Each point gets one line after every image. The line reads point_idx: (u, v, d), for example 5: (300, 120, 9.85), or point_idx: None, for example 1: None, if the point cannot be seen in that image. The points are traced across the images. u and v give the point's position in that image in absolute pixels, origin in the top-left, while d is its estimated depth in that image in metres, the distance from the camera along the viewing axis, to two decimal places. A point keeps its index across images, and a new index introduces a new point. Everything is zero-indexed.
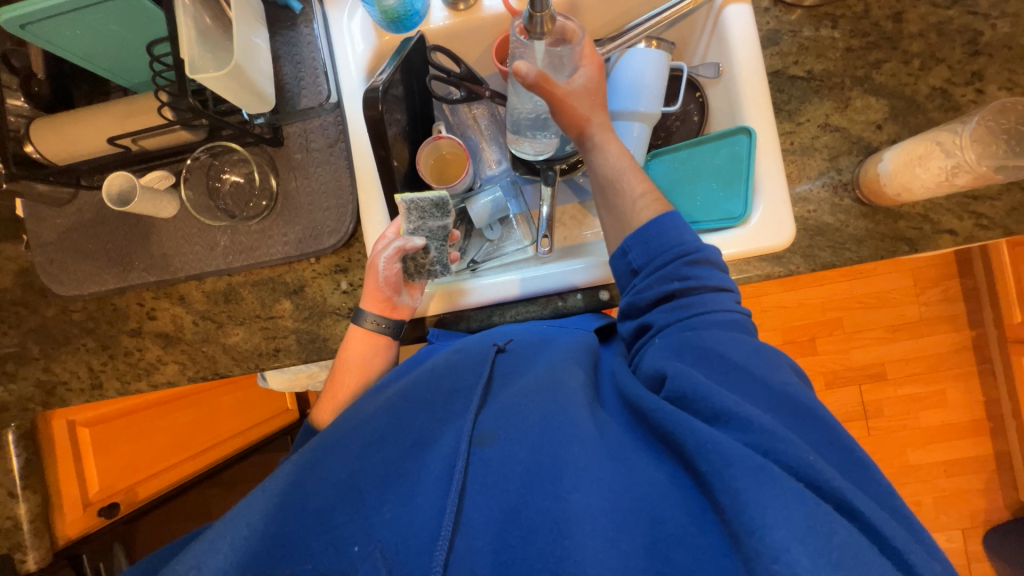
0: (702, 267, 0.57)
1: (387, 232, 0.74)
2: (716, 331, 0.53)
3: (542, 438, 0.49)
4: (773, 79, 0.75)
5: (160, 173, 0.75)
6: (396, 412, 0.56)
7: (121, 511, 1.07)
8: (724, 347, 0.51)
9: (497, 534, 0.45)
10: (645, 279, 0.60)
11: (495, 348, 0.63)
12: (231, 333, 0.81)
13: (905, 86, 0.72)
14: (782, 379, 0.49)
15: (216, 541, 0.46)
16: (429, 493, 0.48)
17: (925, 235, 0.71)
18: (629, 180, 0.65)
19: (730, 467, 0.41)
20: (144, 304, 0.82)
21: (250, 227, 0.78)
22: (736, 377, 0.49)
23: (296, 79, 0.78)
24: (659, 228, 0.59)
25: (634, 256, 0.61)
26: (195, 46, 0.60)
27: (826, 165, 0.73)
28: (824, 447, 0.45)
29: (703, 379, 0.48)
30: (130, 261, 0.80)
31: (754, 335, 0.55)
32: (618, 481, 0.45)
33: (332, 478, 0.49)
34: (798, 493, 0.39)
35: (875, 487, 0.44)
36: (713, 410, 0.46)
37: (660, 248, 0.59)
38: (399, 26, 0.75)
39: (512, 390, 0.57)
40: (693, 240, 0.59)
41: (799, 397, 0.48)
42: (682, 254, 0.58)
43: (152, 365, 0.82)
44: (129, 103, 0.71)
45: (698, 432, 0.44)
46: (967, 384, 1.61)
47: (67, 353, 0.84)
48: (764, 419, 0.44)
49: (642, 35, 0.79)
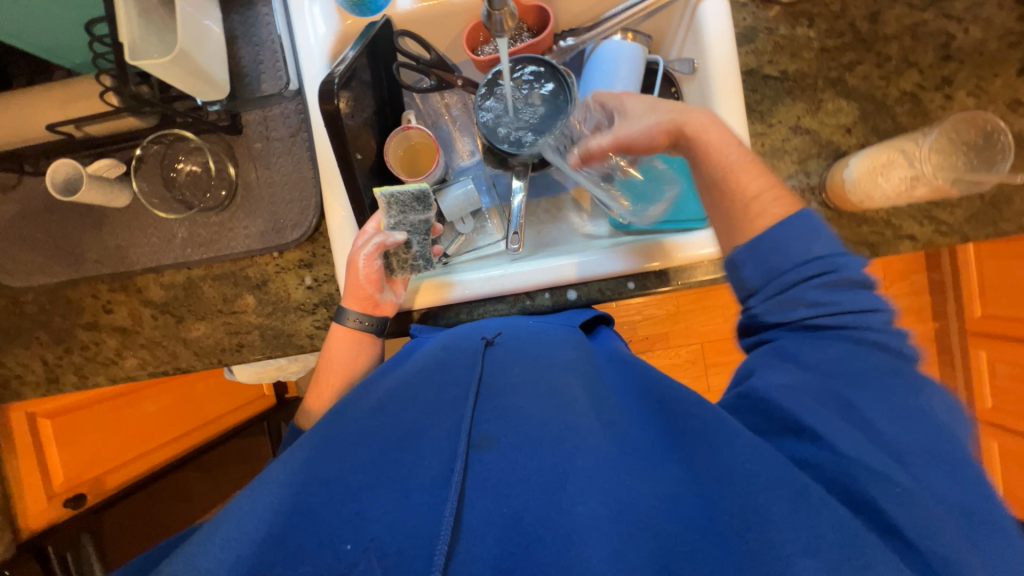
0: (841, 288, 0.48)
1: (366, 228, 0.71)
2: (850, 349, 0.47)
3: (548, 445, 0.49)
4: (747, 78, 0.74)
5: (109, 162, 0.70)
6: (386, 414, 0.54)
7: (91, 500, 1.06)
8: (853, 363, 0.46)
9: (499, 541, 0.43)
10: (764, 301, 0.52)
11: (483, 341, 0.63)
12: (193, 327, 0.79)
13: (876, 90, 0.72)
14: (898, 388, 0.44)
15: (193, 547, 0.44)
16: (424, 495, 0.46)
17: (887, 240, 0.72)
18: (736, 179, 0.57)
19: (762, 487, 0.42)
20: (99, 297, 0.79)
21: (209, 219, 0.75)
22: (858, 396, 0.44)
23: (253, 63, 0.74)
24: (781, 237, 0.50)
25: (747, 275, 0.53)
26: (136, 27, 0.56)
27: (795, 168, 0.73)
28: (943, 498, 0.40)
29: (792, 395, 0.46)
30: (81, 252, 0.77)
31: (903, 354, 0.47)
32: (622, 489, 0.45)
33: (324, 476, 0.48)
34: (795, 498, 0.41)
35: (974, 505, 0.40)
36: (796, 424, 0.45)
37: (782, 266, 0.50)
38: (363, 9, 0.71)
39: (510, 381, 0.57)
40: (826, 256, 0.49)
41: (925, 417, 0.43)
42: (810, 271, 0.49)
43: (111, 359, 0.80)
44: (70, 87, 0.66)
45: (724, 442, 0.45)
46: None
47: (20, 346, 0.81)
48: (855, 439, 0.43)
49: (618, 26, 0.78)
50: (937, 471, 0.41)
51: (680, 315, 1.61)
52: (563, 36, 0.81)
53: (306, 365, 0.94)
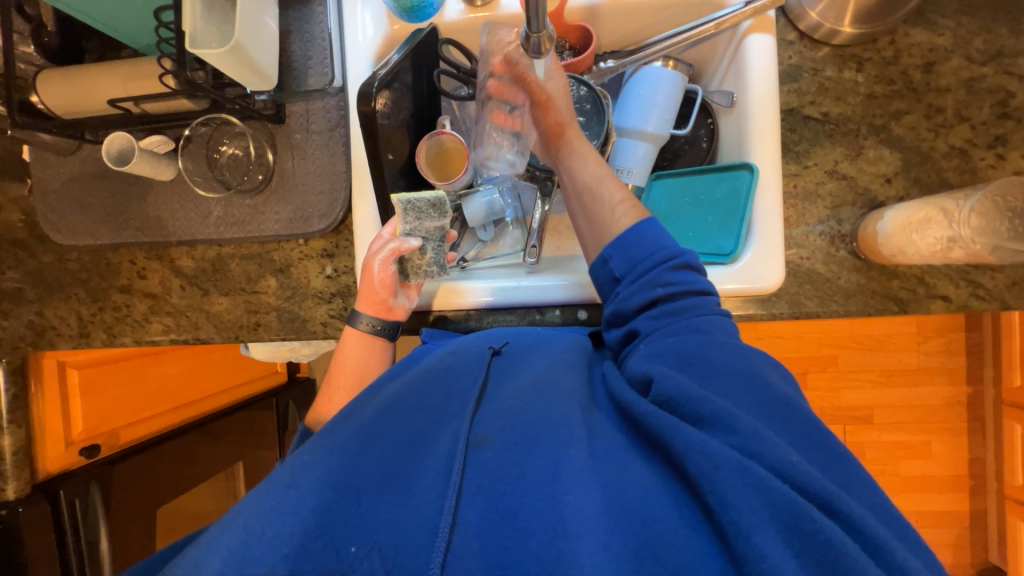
0: (682, 272, 0.58)
1: (382, 233, 0.73)
2: (698, 335, 0.54)
3: (536, 438, 0.49)
4: (786, 116, 0.72)
5: (160, 138, 0.76)
6: (394, 418, 0.54)
7: (104, 453, 1.09)
8: (708, 354, 0.52)
9: (493, 538, 0.43)
10: (629, 286, 0.60)
11: (490, 351, 0.63)
12: (216, 302, 0.83)
13: (923, 141, 0.69)
14: (749, 365, 0.51)
15: (213, 544, 0.43)
16: (427, 494, 0.47)
17: (917, 297, 0.69)
18: (607, 187, 0.67)
19: (718, 471, 0.41)
20: (135, 263, 0.84)
21: (244, 202, 0.79)
22: (715, 381, 0.49)
23: (303, 57, 0.77)
24: (637, 236, 0.61)
25: (615, 264, 0.62)
26: (198, 19, 0.60)
27: (827, 213, 0.71)
28: (826, 462, 0.45)
29: (687, 383, 0.48)
30: (125, 219, 0.82)
31: (735, 337, 0.55)
32: (606, 481, 0.45)
33: (326, 477, 0.47)
34: (762, 493, 0.40)
35: (841, 462, 0.45)
36: (700, 413, 0.46)
37: (641, 255, 0.60)
38: (412, 15, 0.73)
39: (507, 386, 0.57)
40: (674, 246, 0.60)
41: (777, 394, 0.48)
42: (664, 261, 0.59)
43: (138, 322, 0.85)
44: (134, 66, 0.71)
45: (686, 436, 0.44)
46: (955, 439, 1.58)
47: (60, 299, 0.86)
48: (750, 420, 0.45)
49: (660, 53, 0.77)
50: (805, 442, 0.46)
51: None
52: (604, 57, 0.81)
53: (317, 350, 0.96)
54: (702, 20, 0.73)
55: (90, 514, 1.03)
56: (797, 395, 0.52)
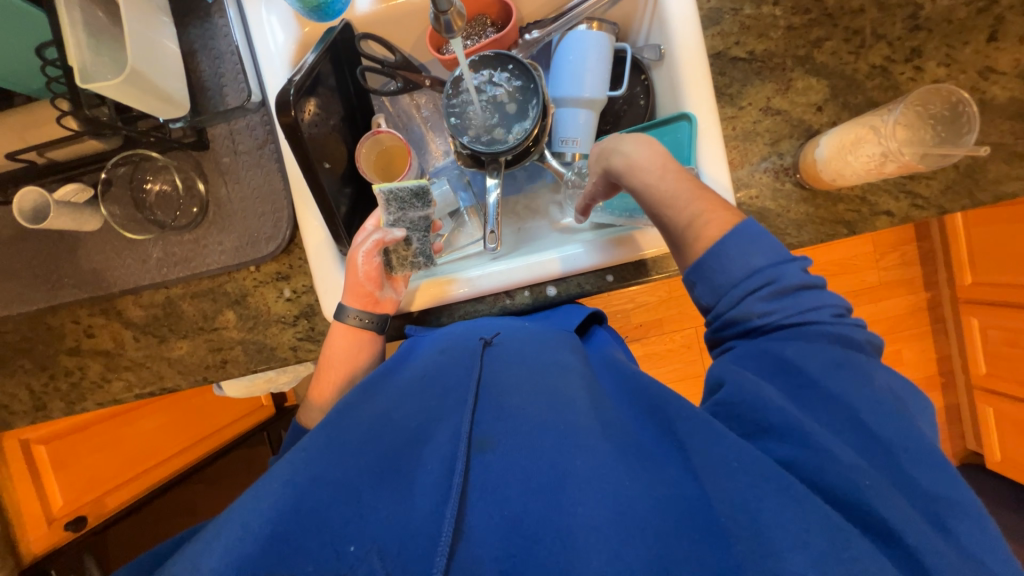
0: (782, 295, 0.49)
1: (367, 225, 0.73)
2: (797, 347, 0.48)
3: (547, 443, 0.48)
4: (714, 61, 0.73)
5: (76, 187, 0.70)
6: (392, 427, 0.53)
7: (92, 522, 1.07)
8: (801, 359, 0.47)
9: (499, 542, 0.43)
10: (719, 320, 0.53)
11: (481, 342, 0.62)
12: (175, 346, 0.79)
13: (845, 65, 0.71)
14: (860, 398, 0.45)
15: (211, 542, 0.42)
16: (428, 495, 0.46)
17: (863, 217, 0.72)
18: (677, 204, 0.55)
19: (752, 488, 0.41)
20: (80, 322, 0.79)
21: (183, 237, 0.75)
22: (808, 403, 0.45)
23: (215, 76, 0.73)
24: (719, 260, 0.51)
25: (700, 293, 0.53)
26: (85, 51, 0.55)
27: (768, 149, 0.72)
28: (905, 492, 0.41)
29: (765, 390, 0.46)
30: (57, 277, 0.76)
31: (853, 350, 0.48)
32: (621, 491, 0.44)
33: (320, 477, 0.46)
34: (787, 488, 0.40)
35: (901, 457, 0.42)
36: (768, 422, 0.45)
37: (729, 280, 0.51)
38: (322, 14, 0.70)
39: (513, 389, 0.56)
40: (764, 266, 0.50)
41: (870, 425, 0.43)
42: (755, 286, 0.50)
43: (95, 383, 0.80)
44: (27, 113, 0.65)
45: (725, 451, 0.44)
46: (922, 343, 1.67)
47: (4, 375, 0.81)
48: (828, 438, 0.43)
49: (582, 16, 0.77)
50: (856, 435, 0.43)
51: (672, 299, 1.60)
52: (528, 30, 0.80)
53: (295, 375, 0.94)
54: None
55: None
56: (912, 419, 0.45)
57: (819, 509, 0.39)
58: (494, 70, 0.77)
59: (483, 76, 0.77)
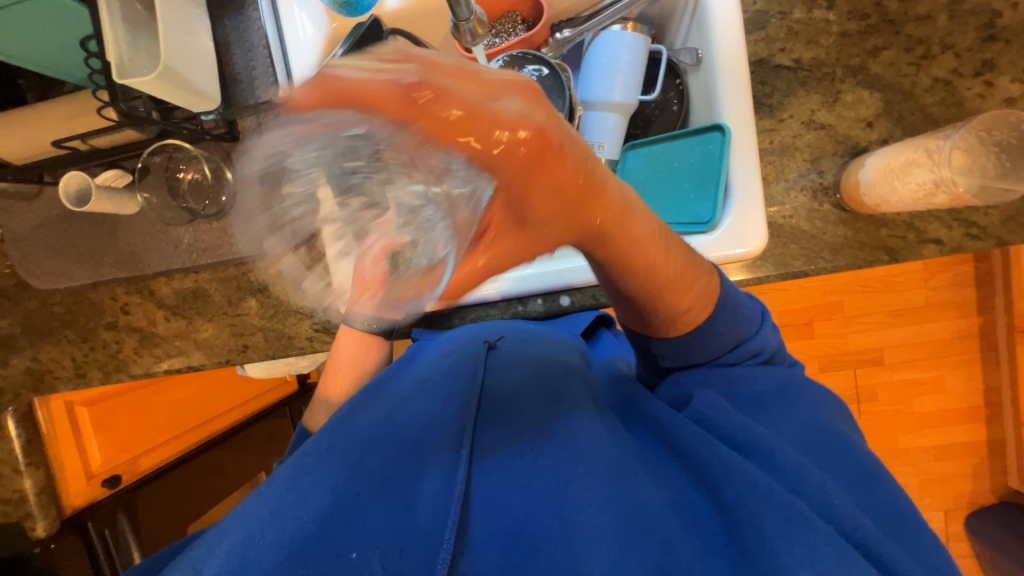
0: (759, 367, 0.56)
1: None
2: (762, 389, 0.54)
3: (547, 449, 0.49)
4: (755, 68, 0.68)
5: (115, 172, 0.76)
6: (396, 425, 0.54)
7: (126, 480, 1.12)
8: (768, 401, 0.53)
9: (501, 550, 0.42)
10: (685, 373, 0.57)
11: (485, 345, 0.65)
12: (202, 328, 0.83)
13: (904, 77, 0.65)
14: (814, 422, 0.51)
15: (215, 545, 0.43)
16: (430, 502, 0.45)
17: (908, 244, 0.67)
18: (675, 291, 0.52)
19: (755, 499, 0.42)
20: (117, 299, 0.84)
21: (211, 225, 0.78)
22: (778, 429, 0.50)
23: (246, 69, 0.74)
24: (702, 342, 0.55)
25: (669, 355, 0.57)
26: (123, 46, 0.57)
27: (807, 166, 0.68)
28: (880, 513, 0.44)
29: (739, 416, 0.50)
30: (99, 257, 0.81)
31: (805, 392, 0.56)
32: (624, 498, 0.44)
33: (328, 482, 0.46)
34: (781, 502, 0.41)
35: (858, 474, 0.47)
36: (754, 440, 0.48)
37: (719, 344, 0.55)
38: (352, 9, 0.70)
39: (511, 392, 0.57)
40: (754, 336, 0.56)
41: (832, 442, 0.49)
42: (742, 356, 0.55)
43: (130, 357, 0.85)
44: (73, 102, 0.68)
45: (724, 459, 0.45)
46: (969, 370, 1.53)
47: (51, 343, 0.87)
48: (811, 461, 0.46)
49: (617, 16, 0.74)
50: (817, 455, 0.48)
51: None
52: (560, 28, 0.77)
53: (313, 361, 0.97)
54: None
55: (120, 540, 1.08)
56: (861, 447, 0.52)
57: (808, 518, 0.40)
58: (515, 75, 0.75)
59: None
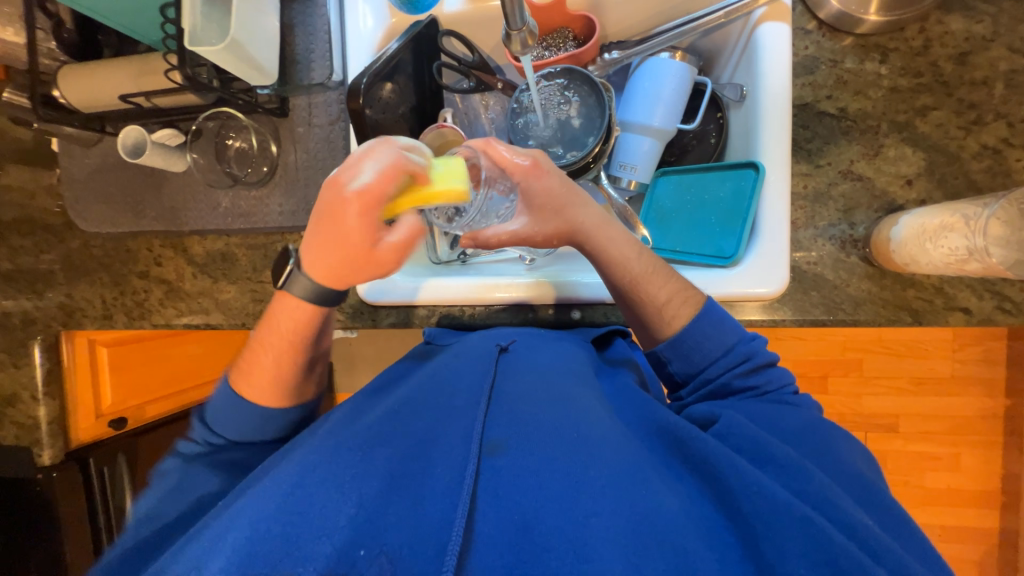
0: (759, 372, 0.56)
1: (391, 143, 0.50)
2: (778, 407, 0.53)
3: (561, 452, 0.47)
4: (798, 112, 0.68)
5: (171, 132, 0.80)
6: (400, 418, 0.51)
7: (130, 424, 1.20)
8: (775, 416, 0.52)
9: (508, 548, 0.42)
10: (692, 394, 0.58)
11: (497, 348, 0.61)
12: (225, 290, 0.86)
13: (951, 140, 0.64)
14: (823, 440, 0.50)
15: (218, 539, 0.39)
16: (438, 501, 0.44)
17: (934, 309, 0.65)
18: (651, 283, 0.58)
19: (772, 514, 0.42)
20: (152, 251, 0.88)
21: (250, 193, 0.81)
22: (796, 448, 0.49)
23: (306, 51, 0.77)
24: (694, 339, 0.56)
25: (674, 368, 0.59)
26: (198, 15, 0.61)
27: (839, 216, 0.67)
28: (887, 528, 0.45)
29: (755, 430, 0.49)
30: (142, 208, 0.85)
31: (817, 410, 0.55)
32: (634, 506, 0.43)
33: (334, 481, 0.43)
34: (801, 521, 0.41)
35: (861, 487, 0.47)
36: (763, 454, 0.47)
37: (712, 351, 0.56)
38: (413, 5, 0.74)
39: (523, 398, 0.54)
40: (740, 344, 0.56)
41: (850, 468, 0.48)
42: (733, 362, 0.56)
43: (154, 308, 0.89)
44: (142, 61, 0.72)
45: (744, 472, 0.45)
46: (991, 454, 1.44)
47: (86, 282, 0.92)
48: (821, 477, 0.45)
49: (667, 43, 0.75)
50: (835, 472, 0.47)
51: None
52: (609, 48, 0.78)
53: None
54: (712, 8, 0.71)
55: (116, 477, 1.15)
56: (877, 473, 0.50)
57: (830, 540, 0.40)
58: (561, 89, 0.78)
59: (546, 92, 0.78)
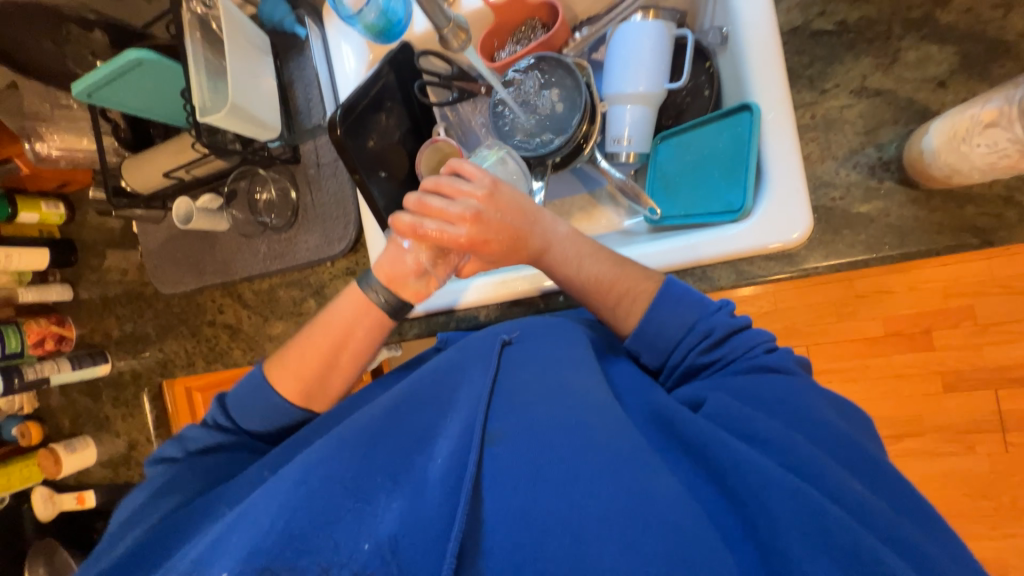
0: (726, 342, 0.53)
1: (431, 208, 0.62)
2: (768, 377, 0.49)
3: (560, 438, 0.45)
4: (790, 38, 0.62)
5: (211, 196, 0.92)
6: (402, 414, 0.50)
7: None
8: (758, 390, 0.48)
9: (512, 534, 0.40)
10: (670, 377, 0.57)
11: (500, 340, 0.56)
12: (275, 326, 0.96)
13: (984, 25, 0.55)
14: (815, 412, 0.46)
15: (228, 538, 0.41)
16: (439, 490, 0.43)
17: (1007, 223, 0.55)
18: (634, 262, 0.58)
19: (765, 488, 0.40)
20: (216, 301, 1.02)
21: (281, 236, 0.90)
22: (783, 421, 0.46)
23: (305, 100, 0.85)
24: (657, 322, 0.55)
25: (646, 359, 0.58)
26: (205, 91, 0.72)
27: (861, 141, 0.59)
28: (889, 499, 0.42)
29: (738, 408, 0.47)
30: (202, 266, 0.98)
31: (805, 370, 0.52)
32: (631, 486, 0.41)
33: (336, 476, 0.44)
34: (792, 492, 0.39)
35: (849, 446, 0.43)
36: (750, 431, 0.45)
37: (674, 334, 0.55)
38: (385, 36, 0.79)
39: (523, 386, 0.51)
40: (699, 322, 0.54)
41: (835, 433, 0.44)
42: (694, 340, 0.54)
43: (224, 350, 1.02)
44: (179, 141, 0.85)
45: (731, 449, 0.42)
46: None
47: (172, 337, 1.07)
48: (809, 445, 0.42)
49: (636, 5, 0.72)
50: (834, 447, 0.44)
51: (775, 313, 1.27)
52: (580, 27, 0.78)
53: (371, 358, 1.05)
54: None
55: None
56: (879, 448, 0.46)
57: (823, 511, 0.38)
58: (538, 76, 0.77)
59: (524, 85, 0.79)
